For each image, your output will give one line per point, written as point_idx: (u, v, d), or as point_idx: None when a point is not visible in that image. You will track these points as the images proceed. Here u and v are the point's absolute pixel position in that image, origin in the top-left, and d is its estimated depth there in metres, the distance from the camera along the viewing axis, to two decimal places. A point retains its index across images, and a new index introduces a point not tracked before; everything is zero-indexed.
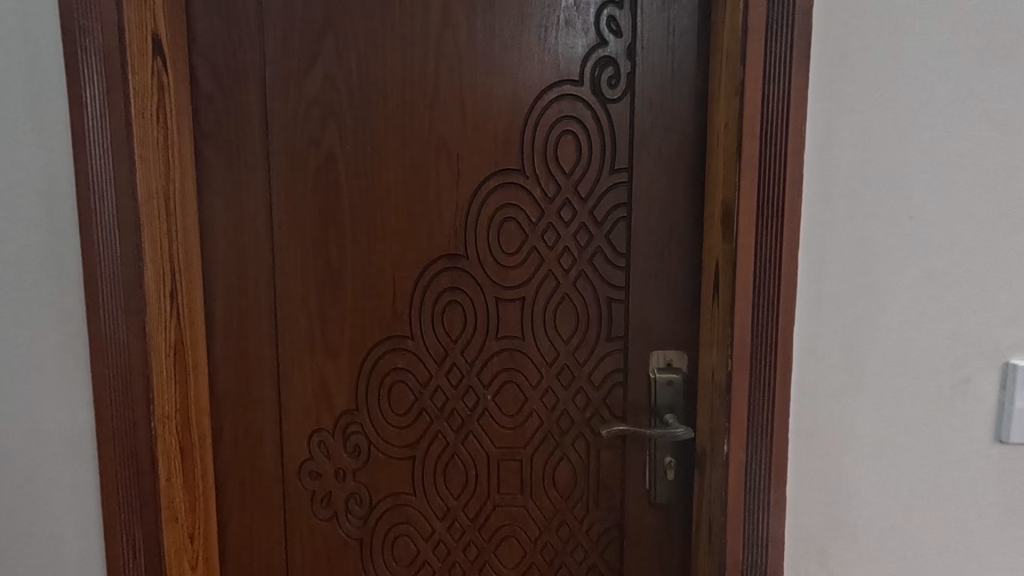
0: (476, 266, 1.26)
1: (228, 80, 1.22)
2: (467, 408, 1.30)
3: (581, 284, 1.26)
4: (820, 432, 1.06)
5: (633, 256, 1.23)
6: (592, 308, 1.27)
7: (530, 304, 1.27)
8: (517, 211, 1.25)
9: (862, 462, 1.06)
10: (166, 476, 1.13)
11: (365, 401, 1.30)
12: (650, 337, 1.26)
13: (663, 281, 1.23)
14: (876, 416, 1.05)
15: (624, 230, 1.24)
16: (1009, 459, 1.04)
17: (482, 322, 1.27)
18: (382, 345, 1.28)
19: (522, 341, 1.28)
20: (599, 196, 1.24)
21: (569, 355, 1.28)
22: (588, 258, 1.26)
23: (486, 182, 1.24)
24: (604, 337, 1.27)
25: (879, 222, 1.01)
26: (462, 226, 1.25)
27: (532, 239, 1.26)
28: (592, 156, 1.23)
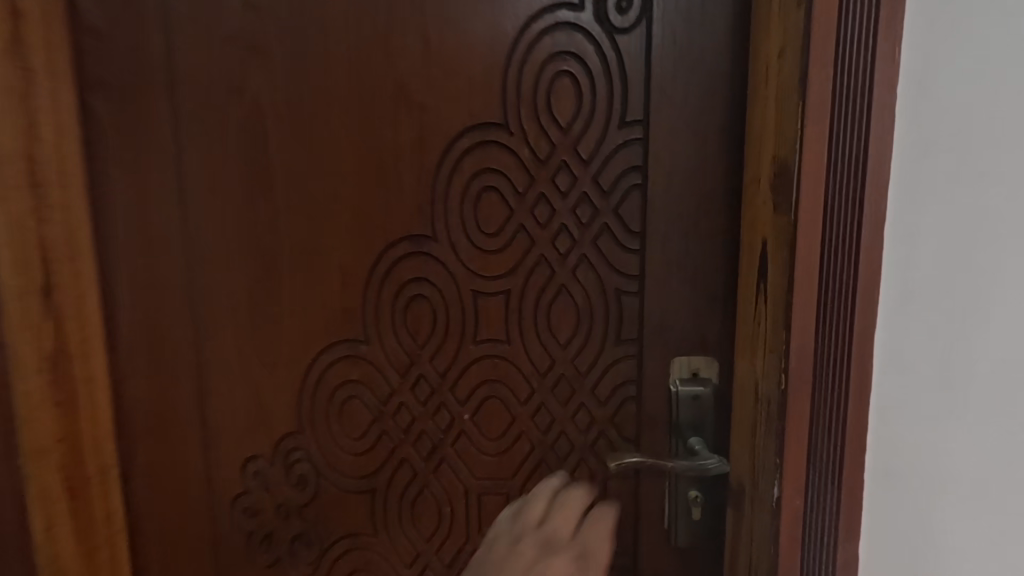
0: (447, 251, 0.98)
1: (119, 9, 0.93)
2: (439, 429, 1.03)
3: (582, 273, 0.98)
4: (905, 473, 0.77)
5: (650, 236, 0.95)
6: (596, 303, 0.99)
7: (518, 299, 1.00)
8: (500, 179, 0.97)
9: (966, 514, 0.77)
10: (41, 520, 0.95)
11: (312, 421, 1.04)
12: (671, 341, 0.98)
13: (687, 267, 0.95)
14: (988, 452, 0.76)
15: (638, 203, 0.96)
16: None
17: (457, 322, 1.00)
18: (331, 352, 1.02)
19: (508, 345, 1.01)
20: (606, 158, 0.95)
21: (568, 363, 1.01)
22: (591, 239, 0.97)
23: (458, 141, 0.96)
24: (612, 341, 1.00)
25: (1001, 182, 0.71)
26: (429, 199, 0.97)
27: (519, 217, 0.97)
28: (595, 106, 0.94)
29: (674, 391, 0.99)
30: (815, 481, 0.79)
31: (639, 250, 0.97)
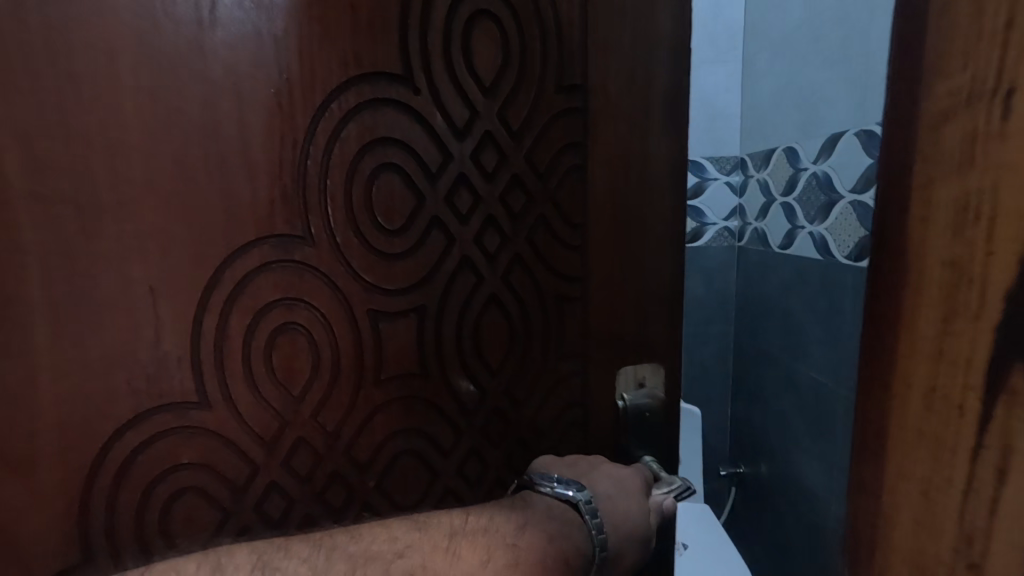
0: (331, 258, 0.69)
1: None
2: (333, 507, 0.74)
3: (516, 278, 0.79)
4: None
5: (594, 229, 0.78)
6: (533, 313, 0.80)
7: (435, 315, 0.76)
8: (405, 155, 0.71)
9: None
10: None
11: (114, 546, 0.63)
12: (618, 349, 0.81)
13: (636, 265, 0.79)
14: None
15: (580, 187, 0.77)
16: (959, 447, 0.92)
17: (352, 356, 0.72)
18: (140, 429, 0.62)
19: (428, 380, 0.76)
20: (540, 131, 0.76)
21: (500, 392, 0.80)
22: (525, 236, 0.78)
23: (342, 99, 0.66)
24: (552, 360, 0.82)
25: None
26: (299, 183, 0.65)
27: (434, 207, 0.74)
28: (525, 63, 0.74)
29: (622, 405, 0.82)
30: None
31: (581, 246, 0.79)
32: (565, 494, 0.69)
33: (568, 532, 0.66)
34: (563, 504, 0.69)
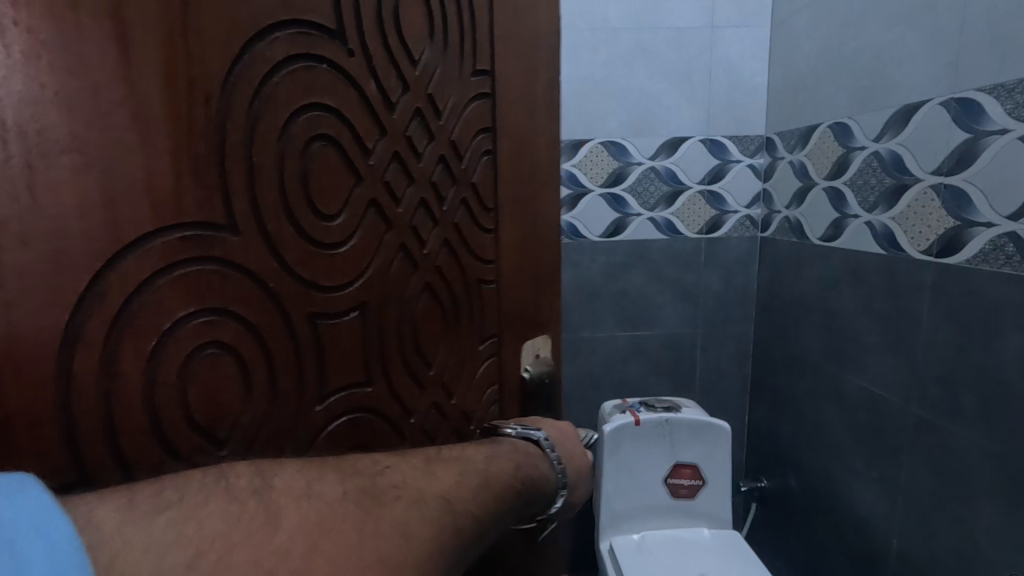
0: (269, 262, 0.33)
1: None
2: None
3: (451, 276, 0.45)
4: (623, 500, 0.88)
5: (513, 225, 0.46)
6: (462, 301, 0.46)
7: (377, 318, 0.40)
8: (335, 123, 0.35)
9: (672, 521, 0.88)
10: None
11: None
12: (529, 318, 0.48)
13: (541, 252, 0.48)
14: (673, 461, 0.88)
15: (514, 163, 0.45)
16: (703, 433, 0.87)
17: (312, 371, 0.36)
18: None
19: (371, 395, 0.41)
20: (462, 110, 0.43)
21: (439, 387, 0.45)
22: (455, 222, 0.44)
23: (266, 46, 0.31)
24: (475, 346, 0.47)
25: (937, 119, 0.60)
26: (217, 154, 0.29)
27: (369, 190, 0.38)
28: (449, 20, 0.41)
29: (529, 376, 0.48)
30: (967, 473, 0.59)
31: (495, 232, 0.45)
32: (531, 430, 0.42)
33: (530, 464, 0.39)
34: (529, 449, 0.41)
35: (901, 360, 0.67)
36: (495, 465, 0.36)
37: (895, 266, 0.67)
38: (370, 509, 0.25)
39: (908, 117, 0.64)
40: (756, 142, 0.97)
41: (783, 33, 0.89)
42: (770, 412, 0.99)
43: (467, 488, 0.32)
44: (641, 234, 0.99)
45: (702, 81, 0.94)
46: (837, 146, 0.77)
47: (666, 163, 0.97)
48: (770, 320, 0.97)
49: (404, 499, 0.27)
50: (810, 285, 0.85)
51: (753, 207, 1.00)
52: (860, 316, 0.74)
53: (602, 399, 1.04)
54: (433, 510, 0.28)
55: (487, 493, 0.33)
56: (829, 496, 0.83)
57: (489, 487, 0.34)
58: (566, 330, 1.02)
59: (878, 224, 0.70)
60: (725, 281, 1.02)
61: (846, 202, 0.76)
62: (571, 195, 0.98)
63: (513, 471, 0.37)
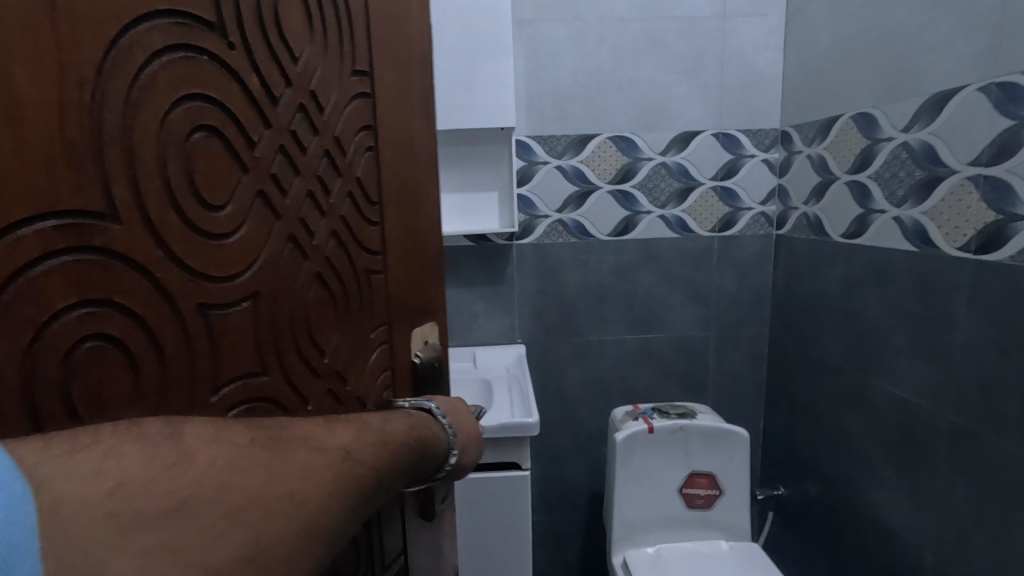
0: (154, 249, 0.23)
1: None
2: None
3: (347, 274, 0.36)
4: (635, 512, 0.84)
5: (399, 219, 0.40)
6: (352, 293, 0.37)
7: (272, 315, 0.31)
8: (219, 115, 0.26)
9: (687, 533, 0.84)
10: None
11: None
12: (417, 308, 0.43)
13: (423, 242, 0.43)
14: (687, 470, 0.84)
15: (397, 155, 0.39)
16: (719, 441, 0.83)
17: (206, 367, 0.26)
18: None
19: (270, 387, 0.31)
20: (344, 106, 0.35)
21: (336, 373, 0.36)
22: (343, 216, 0.36)
23: (143, 34, 0.22)
24: (366, 333, 0.38)
25: (974, 107, 0.56)
26: (99, 130, 0.21)
27: (257, 179, 0.29)
28: (324, 10, 0.33)
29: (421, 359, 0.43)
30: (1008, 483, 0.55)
31: (380, 224, 0.39)
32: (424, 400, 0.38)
33: (424, 429, 0.35)
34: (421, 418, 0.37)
35: (936, 364, 0.63)
36: (391, 426, 0.32)
37: (929, 265, 0.63)
38: (272, 451, 0.23)
39: (940, 107, 0.60)
40: (771, 135, 0.93)
41: (800, 21, 0.85)
42: (786, 417, 0.95)
43: (369, 440, 0.29)
44: (651, 232, 0.95)
45: (714, 72, 0.90)
46: (860, 139, 0.73)
47: (677, 159, 0.93)
48: (786, 321, 0.93)
49: (308, 444, 0.25)
50: (831, 284, 0.81)
51: (768, 203, 0.96)
52: (887, 316, 0.70)
53: (611, 404, 1.00)
54: (330, 462, 0.25)
55: (391, 450, 0.30)
56: (853, 505, 0.79)
57: (391, 445, 0.30)
58: (573, 333, 0.98)
59: (907, 220, 0.66)
60: (738, 280, 0.98)
61: (872, 198, 0.72)
62: (579, 193, 0.94)
63: (406, 431, 0.33)
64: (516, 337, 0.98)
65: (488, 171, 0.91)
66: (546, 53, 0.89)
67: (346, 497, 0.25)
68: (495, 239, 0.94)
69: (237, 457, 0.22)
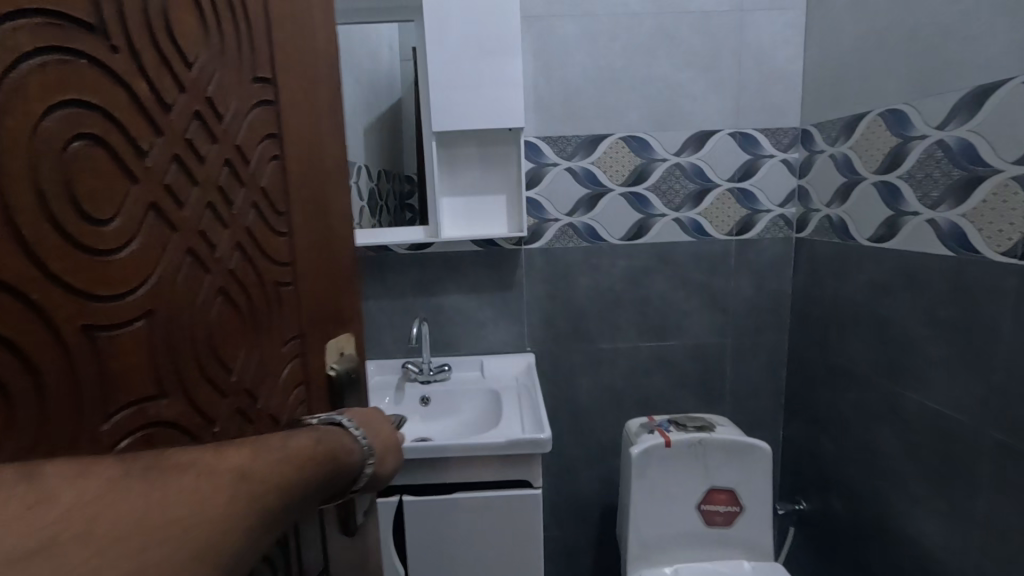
0: (28, 265, 0.21)
1: None
2: None
3: (254, 286, 0.34)
4: (651, 529, 0.80)
5: (307, 228, 0.38)
6: (260, 306, 0.34)
7: (171, 334, 0.28)
8: (102, 115, 0.24)
9: (707, 551, 0.80)
10: None
11: None
12: (329, 319, 0.41)
13: (331, 252, 0.41)
14: (705, 485, 0.80)
15: (303, 162, 0.38)
16: (738, 454, 0.79)
17: (94, 393, 0.23)
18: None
19: (169, 413, 0.28)
20: (246, 116, 0.33)
21: (244, 391, 0.33)
22: (247, 225, 0.33)
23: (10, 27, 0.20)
24: (276, 347, 0.36)
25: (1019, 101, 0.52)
26: None
27: (148, 185, 0.26)
28: (221, 11, 0.31)
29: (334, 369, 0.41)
30: None
31: (288, 234, 0.37)
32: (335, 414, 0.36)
33: (335, 440, 0.32)
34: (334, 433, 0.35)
35: (977, 377, 0.58)
36: (294, 440, 0.29)
37: (969, 270, 0.59)
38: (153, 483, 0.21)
39: (981, 101, 0.56)
40: (791, 134, 0.89)
41: (821, 14, 0.82)
42: (808, 428, 0.91)
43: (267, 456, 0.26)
44: (665, 236, 0.92)
45: (731, 69, 0.87)
46: (889, 137, 0.69)
47: (692, 159, 0.89)
48: (807, 328, 0.89)
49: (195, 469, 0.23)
50: (858, 289, 0.77)
51: (786, 205, 0.92)
52: (920, 325, 0.66)
53: (623, 414, 0.97)
54: (221, 486, 0.23)
55: (296, 473, 0.27)
56: (884, 524, 0.74)
57: (294, 465, 0.28)
58: (584, 341, 0.94)
59: (943, 222, 0.62)
60: (756, 286, 0.94)
61: (902, 199, 0.68)
62: (589, 195, 0.90)
63: (312, 453, 0.30)
64: (524, 346, 0.94)
65: (495, 173, 0.87)
66: (555, 50, 0.86)
67: (242, 532, 0.23)
68: (502, 244, 0.90)
69: (108, 490, 0.20)
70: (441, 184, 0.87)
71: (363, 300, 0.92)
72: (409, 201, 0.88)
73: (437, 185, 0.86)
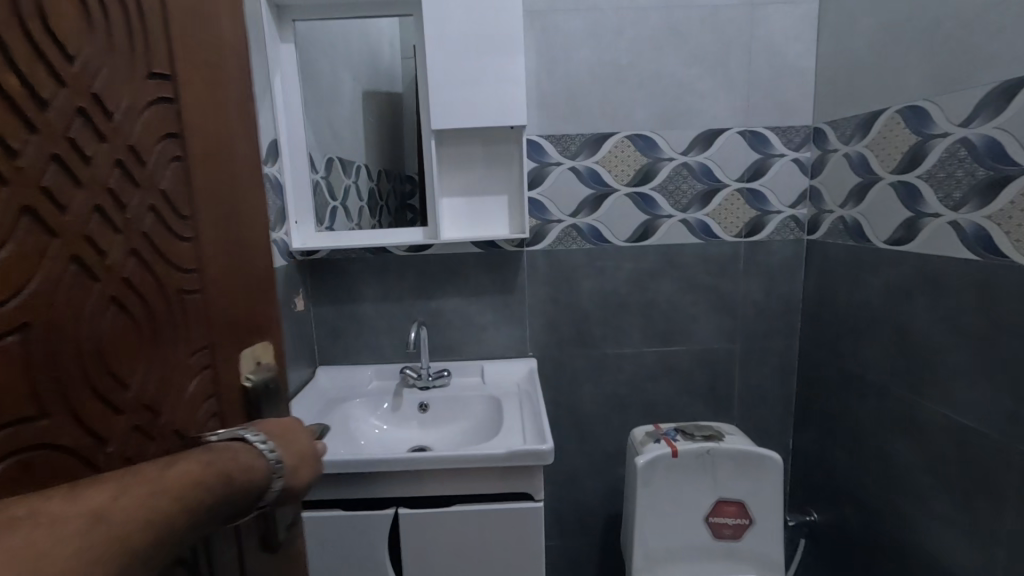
0: None
1: None
2: None
3: (156, 295, 0.31)
4: (657, 542, 0.77)
5: (216, 231, 0.35)
6: (161, 316, 0.31)
7: (51, 349, 0.25)
8: None
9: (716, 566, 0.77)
10: None
11: None
12: (245, 327, 0.38)
13: (246, 256, 0.38)
14: (714, 497, 0.77)
15: (210, 159, 0.34)
16: (748, 465, 0.76)
17: None
18: None
19: (46, 439, 0.25)
20: (140, 109, 0.30)
21: (144, 408, 0.30)
22: (145, 228, 0.30)
23: None
24: (183, 359, 0.33)
25: None
26: None
27: (18, 185, 0.23)
28: None
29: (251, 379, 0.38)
30: None
31: (194, 237, 0.33)
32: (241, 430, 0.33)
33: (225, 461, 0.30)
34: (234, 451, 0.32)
35: (1005, 388, 0.55)
36: (174, 470, 0.27)
37: (995, 275, 0.56)
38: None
39: (1009, 96, 0.53)
40: (803, 133, 0.86)
41: (835, 7, 0.79)
42: (820, 437, 0.88)
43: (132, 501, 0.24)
44: (672, 238, 0.89)
45: (742, 65, 0.84)
46: (908, 135, 0.66)
47: (700, 159, 0.87)
48: (819, 334, 0.86)
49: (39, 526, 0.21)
50: (874, 294, 0.74)
51: (798, 207, 0.89)
52: (941, 332, 0.63)
53: (628, 421, 0.94)
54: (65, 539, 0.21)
55: (167, 516, 0.25)
56: (901, 539, 0.71)
57: (167, 504, 0.25)
58: (588, 346, 0.91)
59: (966, 224, 0.59)
60: (766, 289, 0.91)
61: (922, 200, 0.65)
62: (594, 196, 0.87)
63: (197, 484, 0.27)
64: (526, 351, 0.92)
65: (497, 173, 0.85)
66: (559, 46, 0.83)
67: None
68: (504, 246, 0.88)
69: None
70: (441, 184, 0.85)
71: (361, 302, 0.89)
72: (410, 201, 0.85)
73: (437, 185, 0.83)
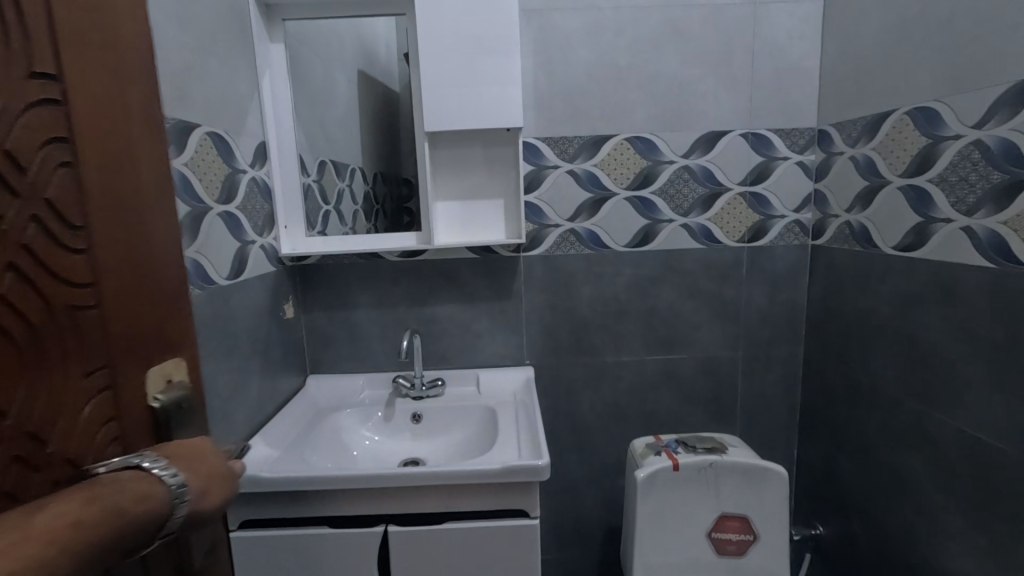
0: None
1: None
2: None
3: (39, 314, 0.29)
4: (658, 559, 0.74)
5: (119, 243, 0.33)
6: (47, 337, 0.29)
7: None
8: None
9: None
10: None
11: None
12: (157, 344, 0.36)
13: (159, 269, 0.36)
14: (717, 512, 0.74)
15: (112, 168, 0.32)
16: (752, 479, 0.74)
17: None
18: None
19: None
20: (18, 116, 0.28)
21: (24, 434, 0.28)
22: (26, 243, 0.28)
23: None
24: (75, 380, 0.31)
25: None
26: None
27: None
28: None
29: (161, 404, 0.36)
30: None
31: (89, 251, 0.31)
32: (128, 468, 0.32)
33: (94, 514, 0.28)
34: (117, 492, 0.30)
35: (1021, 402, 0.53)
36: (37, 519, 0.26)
37: (1012, 284, 0.53)
38: None
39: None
40: (807, 135, 0.84)
41: (841, 6, 0.76)
42: (826, 448, 0.85)
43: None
44: (673, 243, 0.86)
45: (745, 66, 0.82)
46: (918, 137, 0.64)
47: (702, 161, 0.84)
48: (825, 342, 0.84)
49: None
50: (882, 302, 0.71)
51: (802, 211, 0.86)
52: (954, 343, 0.60)
53: (628, 431, 0.91)
54: None
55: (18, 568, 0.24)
56: (911, 557, 0.69)
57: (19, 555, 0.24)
58: (587, 354, 0.89)
59: (980, 230, 0.57)
60: (770, 296, 0.88)
61: (932, 205, 0.62)
62: (592, 199, 0.85)
63: (72, 523, 0.27)
64: (523, 359, 0.89)
65: (493, 176, 0.82)
66: (558, 46, 0.81)
67: None
68: (500, 251, 0.85)
69: None
70: (436, 188, 0.82)
71: (354, 308, 0.87)
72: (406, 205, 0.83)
73: (431, 189, 0.81)
